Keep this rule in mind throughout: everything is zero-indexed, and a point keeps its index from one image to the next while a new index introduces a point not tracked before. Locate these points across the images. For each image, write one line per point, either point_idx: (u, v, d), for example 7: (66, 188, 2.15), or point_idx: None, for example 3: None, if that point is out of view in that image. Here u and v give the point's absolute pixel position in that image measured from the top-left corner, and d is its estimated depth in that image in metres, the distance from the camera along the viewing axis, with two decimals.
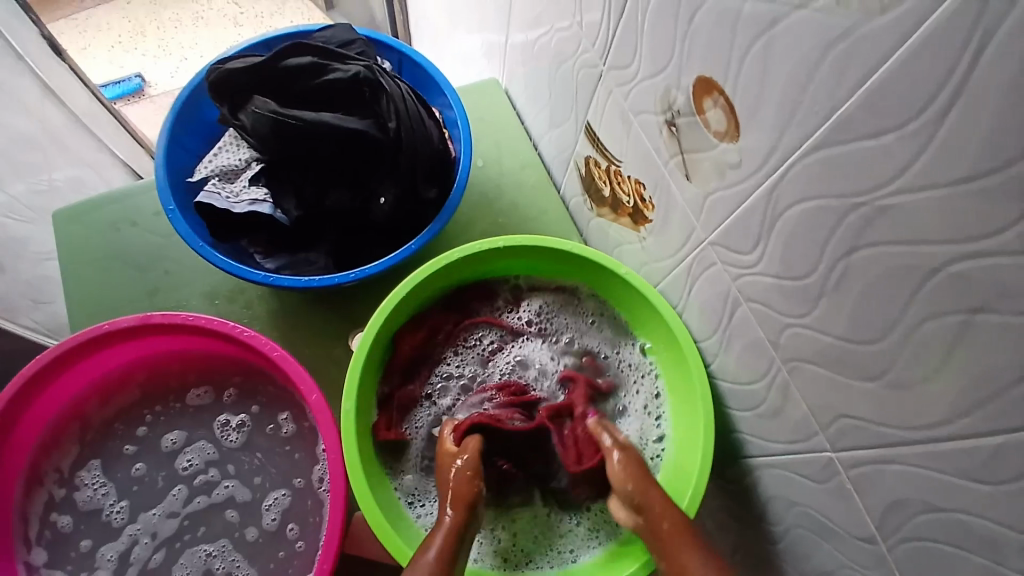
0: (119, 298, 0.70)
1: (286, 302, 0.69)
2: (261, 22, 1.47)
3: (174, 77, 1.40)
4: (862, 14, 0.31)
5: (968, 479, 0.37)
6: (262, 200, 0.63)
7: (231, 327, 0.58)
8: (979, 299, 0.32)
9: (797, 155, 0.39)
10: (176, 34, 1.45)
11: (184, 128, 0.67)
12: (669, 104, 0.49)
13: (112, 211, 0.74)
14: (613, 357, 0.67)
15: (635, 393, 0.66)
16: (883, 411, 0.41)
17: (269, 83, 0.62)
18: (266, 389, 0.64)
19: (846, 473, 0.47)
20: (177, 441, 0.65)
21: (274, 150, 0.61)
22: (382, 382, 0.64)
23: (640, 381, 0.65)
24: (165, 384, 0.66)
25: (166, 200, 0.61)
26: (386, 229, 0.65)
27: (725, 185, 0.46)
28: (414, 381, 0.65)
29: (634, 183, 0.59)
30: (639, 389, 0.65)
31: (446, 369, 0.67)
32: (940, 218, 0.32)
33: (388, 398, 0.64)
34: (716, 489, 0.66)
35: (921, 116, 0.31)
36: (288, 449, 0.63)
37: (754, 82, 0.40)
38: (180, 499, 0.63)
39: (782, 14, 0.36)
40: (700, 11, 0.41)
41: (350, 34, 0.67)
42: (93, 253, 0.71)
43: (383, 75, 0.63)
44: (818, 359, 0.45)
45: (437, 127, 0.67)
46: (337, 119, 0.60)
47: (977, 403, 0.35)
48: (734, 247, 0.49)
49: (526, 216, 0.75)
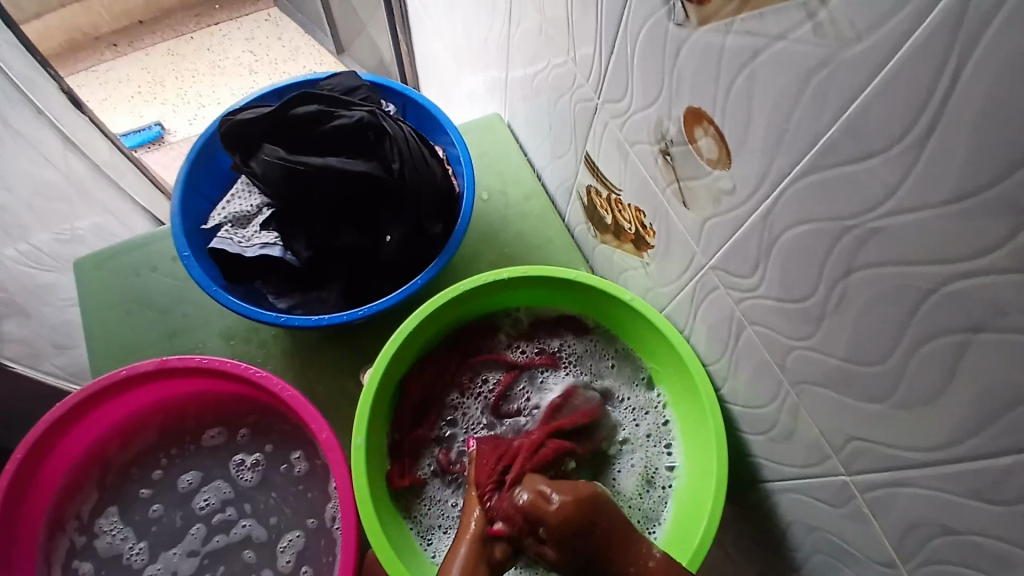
0: (137, 342, 0.72)
1: (299, 340, 0.70)
2: (274, 68, 1.53)
3: (191, 123, 1.45)
4: (840, 44, 0.32)
5: (979, 499, 0.37)
6: (273, 243, 0.65)
7: (243, 367, 0.59)
8: (974, 318, 0.32)
9: (788, 180, 0.39)
10: (193, 83, 1.51)
11: (199, 176, 0.70)
12: (662, 134, 0.50)
13: (131, 257, 0.76)
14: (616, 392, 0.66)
15: (635, 425, 0.65)
16: (893, 433, 0.41)
17: (278, 132, 0.64)
18: (280, 428, 0.66)
19: (861, 496, 0.46)
20: (194, 481, 0.66)
21: (283, 195, 0.63)
22: (392, 429, 0.64)
23: (642, 415, 0.65)
24: (180, 426, 0.68)
25: (181, 246, 0.63)
26: (394, 268, 0.66)
27: (720, 212, 0.47)
28: (423, 425, 0.65)
29: (634, 211, 0.60)
30: (640, 422, 0.65)
31: (454, 410, 0.66)
32: (930, 239, 0.32)
33: (399, 445, 0.64)
34: (735, 515, 0.65)
35: (901, 141, 0.32)
36: (302, 489, 0.64)
37: (741, 112, 0.40)
38: (199, 537, 0.64)
39: (763, 46, 0.36)
40: (684, 46, 0.43)
41: (355, 81, 0.70)
42: (113, 299, 0.74)
43: (386, 119, 0.65)
44: (825, 381, 0.45)
45: (440, 164, 0.69)
46: (342, 162, 0.62)
47: (985, 422, 0.34)
48: (735, 271, 0.49)
49: (532, 247, 0.76)
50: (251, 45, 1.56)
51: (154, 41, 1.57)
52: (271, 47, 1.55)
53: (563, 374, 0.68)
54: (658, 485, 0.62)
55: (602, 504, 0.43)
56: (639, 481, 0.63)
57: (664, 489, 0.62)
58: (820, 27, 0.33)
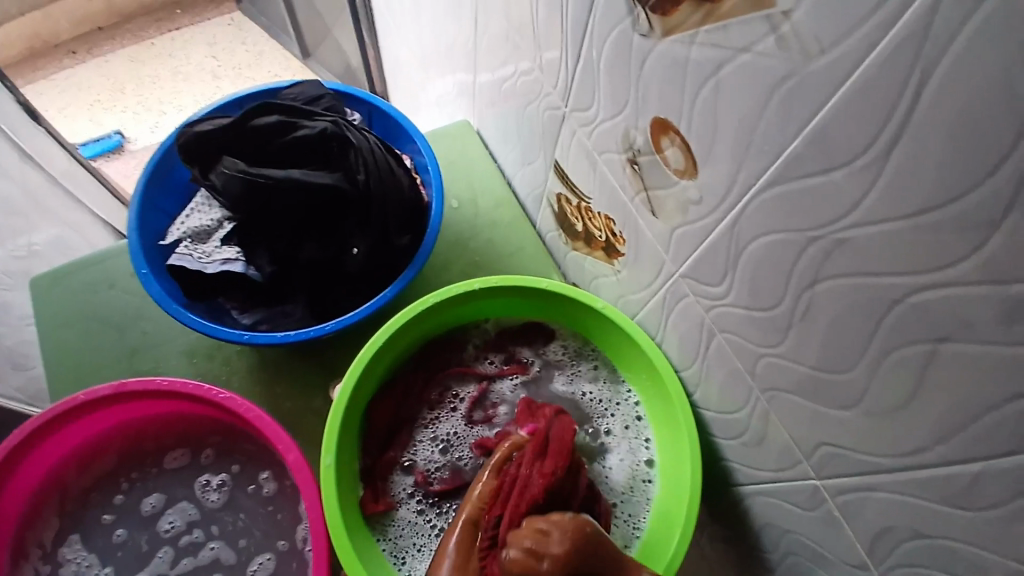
0: (95, 362, 0.69)
1: (265, 356, 0.69)
2: (238, 73, 1.49)
3: (152, 131, 1.41)
4: (802, 57, 0.32)
5: (949, 504, 0.37)
6: (234, 259, 0.63)
7: (207, 389, 0.58)
8: (941, 330, 0.32)
9: (754, 192, 0.39)
10: (153, 89, 1.47)
11: (156, 191, 0.67)
12: (630, 144, 0.49)
13: (89, 273, 0.74)
14: (584, 392, 0.66)
15: (612, 415, 0.65)
16: (862, 440, 0.41)
17: (237, 144, 0.62)
18: (246, 448, 0.64)
19: (832, 501, 0.47)
20: (157, 504, 0.64)
21: (245, 209, 0.61)
22: (363, 453, 0.63)
23: (616, 406, 0.65)
24: (141, 449, 0.65)
25: (139, 262, 0.61)
26: (361, 282, 0.65)
27: (689, 222, 0.47)
28: (395, 446, 0.64)
29: (604, 219, 0.59)
30: (615, 413, 0.65)
31: (426, 431, 0.65)
32: (894, 252, 0.33)
33: (371, 469, 0.63)
34: (709, 518, 0.65)
35: (865, 155, 0.32)
36: (271, 510, 0.62)
37: (707, 122, 0.40)
38: (166, 561, 0.62)
39: (727, 58, 0.36)
40: (650, 57, 0.42)
41: (318, 89, 0.68)
42: (68, 317, 0.71)
43: (350, 129, 0.64)
44: (795, 389, 0.45)
45: (407, 174, 0.68)
46: (305, 174, 0.60)
47: (952, 430, 0.35)
48: (705, 280, 0.49)
49: (503, 254, 0.76)
50: (213, 50, 1.52)
51: (114, 46, 1.53)
52: (234, 52, 1.52)
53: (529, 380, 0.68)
54: (637, 487, 0.61)
55: (589, 534, 0.47)
56: (627, 478, 0.62)
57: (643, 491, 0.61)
58: (784, 40, 0.33)
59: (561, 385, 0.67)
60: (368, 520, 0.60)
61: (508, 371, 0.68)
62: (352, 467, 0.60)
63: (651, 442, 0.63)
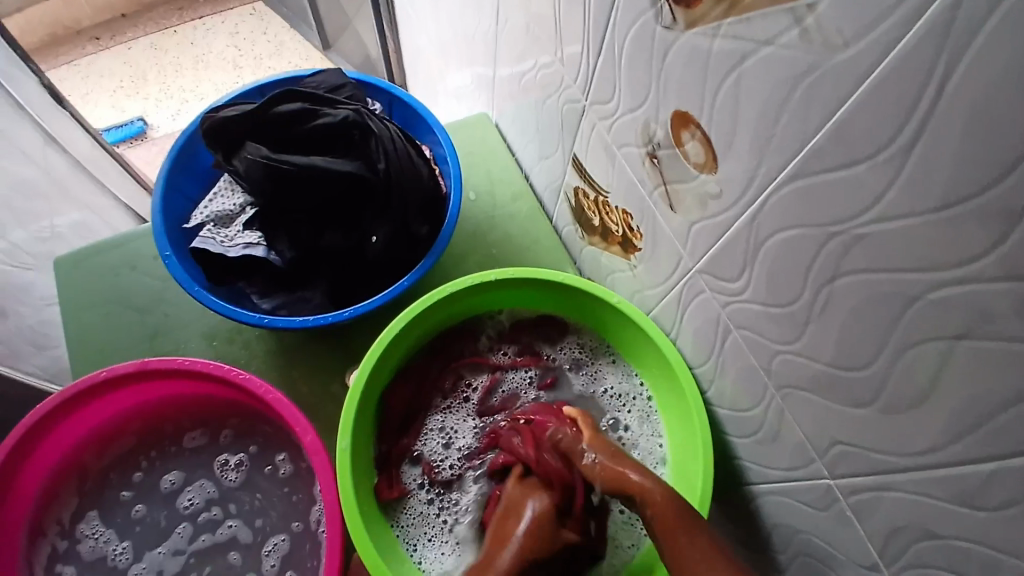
0: (117, 343, 0.71)
1: (282, 341, 0.70)
2: (260, 63, 1.51)
3: (174, 119, 1.43)
4: (826, 49, 0.32)
5: (963, 504, 0.37)
6: (256, 243, 0.64)
7: (226, 369, 0.59)
8: (959, 326, 0.32)
9: (774, 186, 0.39)
10: (176, 78, 1.49)
11: (179, 176, 0.68)
12: (649, 137, 0.49)
13: (112, 256, 0.75)
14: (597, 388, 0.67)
15: (626, 411, 0.65)
16: (876, 438, 0.41)
17: (261, 131, 0.63)
18: (263, 430, 0.65)
19: (845, 500, 0.46)
20: (176, 481, 0.66)
21: (268, 195, 0.62)
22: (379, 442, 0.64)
23: (630, 403, 0.65)
24: (160, 429, 0.67)
25: (163, 246, 0.62)
26: (378, 271, 0.65)
27: (707, 215, 0.47)
28: (409, 435, 0.64)
29: (622, 214, 0.59)
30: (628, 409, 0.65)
31: (439, 422, 0.66)
32: (915, 247, 0.32)
33: (386, 459, 0.63)
34: (720, 515, 0.65)
35: (887, 149, 0.32)
36: (287, 491, 0.64)
37: (728, 115, 0.40)
38: (184, 536, 0.64)
39: (750, 51, 0.36)
40: (671, 50, 0.42)
41: (340, 78, 0.69)
42: (93, 298, 0.72)
43: (372, 117, 0.64)
44: (810, 386, 0.45)
45: (427, 164, 0.68)
46: (327, 161, 0.61)
47: (969, 428, 0.34)
48: (721, 275, 0.49)
49: (519, 247, 0.76)
50: (236, 39, 1.54)
51: (136, 33, 1.55)
52: (256, 42, 1.54)
53: (541, 372, 0.68)
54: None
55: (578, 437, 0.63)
56: None
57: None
58: (808, 33, 0.32)
59: (572, 381, 0.67)
60: (383, 507, 0.61)
61: (521, 363, 0.68)
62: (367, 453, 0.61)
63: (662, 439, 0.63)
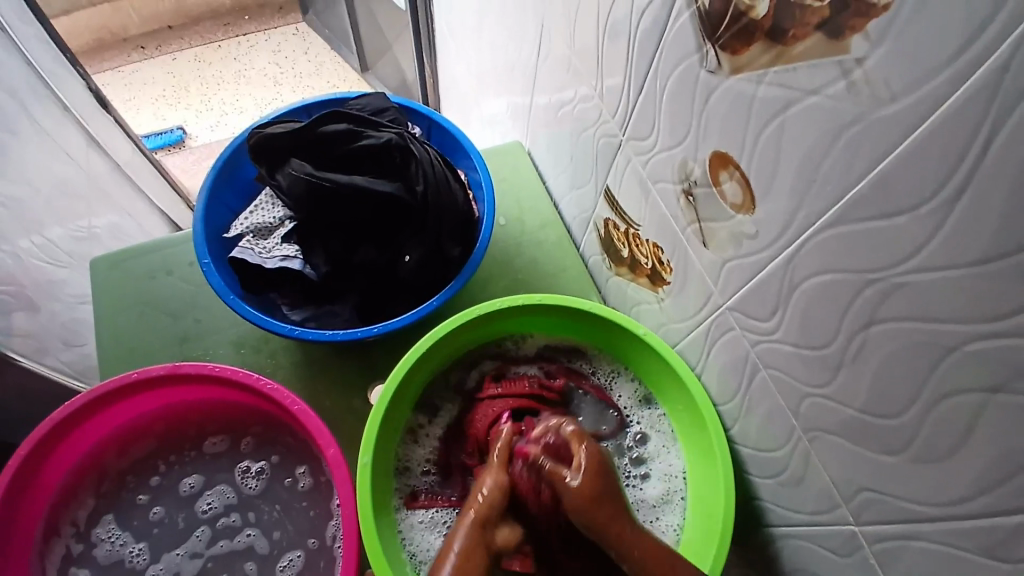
0: (148, 346, 0.72)
1: (310, 352, 0.71)
2: (299, 81, 1.55)
3: (212, 130, 1.47)
4: (872, 103, 0.33)
5: (988, 557, 0.37)
6: (293, 256, 0.65)
7: (255, 378, 0.60)
8: (995, 378, 0.32)
9: (813, 230, 0.40)
10: (217, 90, 1.53)
11: (222, 186, 0.71)
12: (686, 175, 0.51)
13: (148, 260, 0.77)
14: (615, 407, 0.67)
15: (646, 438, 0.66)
16: (905, 487, 0.41)
17: (306, 148, 0.65)
18: (284, 440, 0.66)
19: (869, 548, 0.46)
20: (196, 485, 0.66)
21: (307, 210, 0.63)
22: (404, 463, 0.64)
23: (650, 429, 0.66)
24: (182, 432, 0.68)
25: (202, 253, 0.64)
26: (409, 288, 0.66)
27: (741, 253, 0.48)
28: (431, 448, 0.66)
29: (652, 247, 0.60)
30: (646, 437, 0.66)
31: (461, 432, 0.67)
32: (954, 298, 0.33)
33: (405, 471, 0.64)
34: (737, 556, 0.64)
35: (931, 200, 0.32)
36: (305, 505, 0.64)
37: (769, 159, 0.41)
38: (203, 540, 0.64)
39: (795, 99, 0.37)
40: (714, 92, 0.44)
41: (384, 102, 0.71)
42: (127, 299, 0.74)
43: (413, 141, 0.66)
44: (839, 430, 0.45)
45: (462, 189, 0.70)
46: (367, 181, 0.63)
47: (1000, 480, 0.34)
48: (752, 314, 0.49)
49: (546, 273, 0.77)
50: (277, 57, 1.59)
51: (181, 46, 1.61)
52: (296, 61, 1.58)
53: (555, 370, 0.69)
54: (668, 497, 0.62)
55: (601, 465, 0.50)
56: (659, 492, 0.63)
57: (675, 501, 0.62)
58: (855, 86, 0.33)
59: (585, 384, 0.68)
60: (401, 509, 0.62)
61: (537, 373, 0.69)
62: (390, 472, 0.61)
63: (680, 459, 0.63)
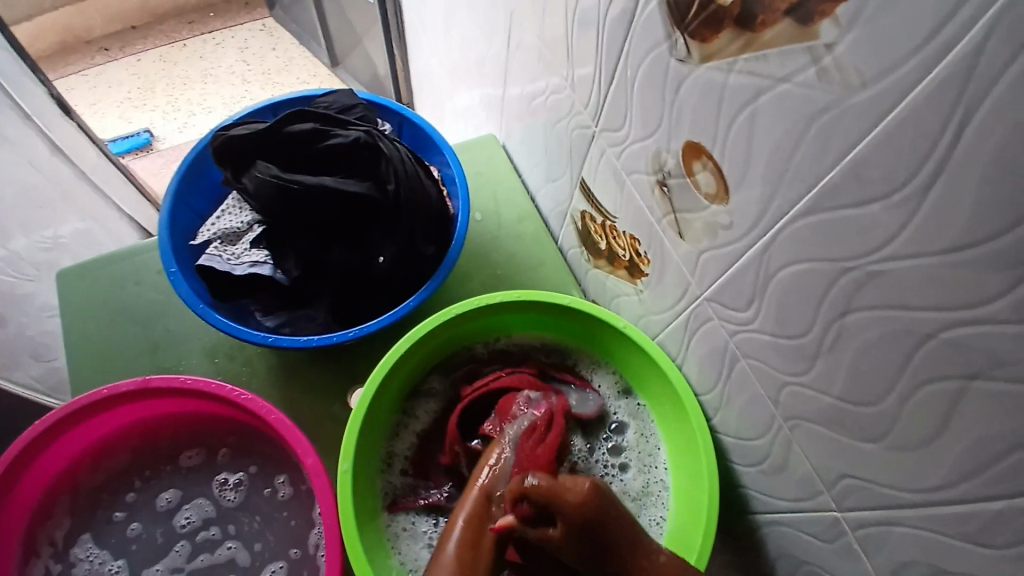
0: (118, 358, 0.70)
1: (286, 358, 0.69)
2: (268, 78, 1.52)
3: (181, 131, 1.44)
4: (841, 90, 0.32)
5: (969, 541, 0.37)
6: (262, 262, 0.64)
7: (228, 389, 0.58)
8: (971, 366, 0.32)
9: (787, 220, 0.39)
10: (185, 90, 1.49)
11: (188, 191, 0.69)
12: (660, 166, 0.50)
13: (115, 269, 0.75)
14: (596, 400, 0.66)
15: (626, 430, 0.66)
16: (885, 473, 0.41)
17: (273, 150, 0.64)
18: (261, 449, 0.65)
19: (853, 533, 0.46)
20: (173, 499, 0.65)
21: (276, 213, 0.62)
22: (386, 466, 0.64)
23: (631, 421, 0.65)
24: (156, 446, 0.66)
25: (168, 262, 0.62)
26: (384, 288, 0.65)
27: (716, 244, 0.47)
28: (411, 449, 0.66)
29: (629, 239, 0.60)
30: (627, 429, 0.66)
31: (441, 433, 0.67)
32: (928, 286, 0.33)
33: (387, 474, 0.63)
34: (722, 544, 0.64)
35: (903, 188, 0.32)
36: (286, 515, 0.63)
37: (741, 149, 0.40)
38: (183, 555, 0.63)
39: (766, 87, 0.37)
40: (685, 82, 0.43)
41: (352, 99, 0.69)
42: (94, 311, 0.72)
43: (383, 138, 0.65)
44: (819, 418, 0.45)
45: (435, 185, 0.68)
46: (336, 181, 0.61)
47: (979, 467, 0.34)
48: (730, 304, 0.49)
49: (523, 267, 0.76)
50: (245, 54, 1.55)
51: (146, 46, 1.56)
52: (265, 58, 1.55)
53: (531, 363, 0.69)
54: (649, 489, 0.62)
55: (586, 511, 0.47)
56: (641, 483, 0.63)
57: (657, 492, 0.62)
58: (825, 73, 0.33)
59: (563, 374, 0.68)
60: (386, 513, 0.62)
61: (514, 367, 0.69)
62: (371, 478, 0.60)
63: (662, 449, 0.63)
